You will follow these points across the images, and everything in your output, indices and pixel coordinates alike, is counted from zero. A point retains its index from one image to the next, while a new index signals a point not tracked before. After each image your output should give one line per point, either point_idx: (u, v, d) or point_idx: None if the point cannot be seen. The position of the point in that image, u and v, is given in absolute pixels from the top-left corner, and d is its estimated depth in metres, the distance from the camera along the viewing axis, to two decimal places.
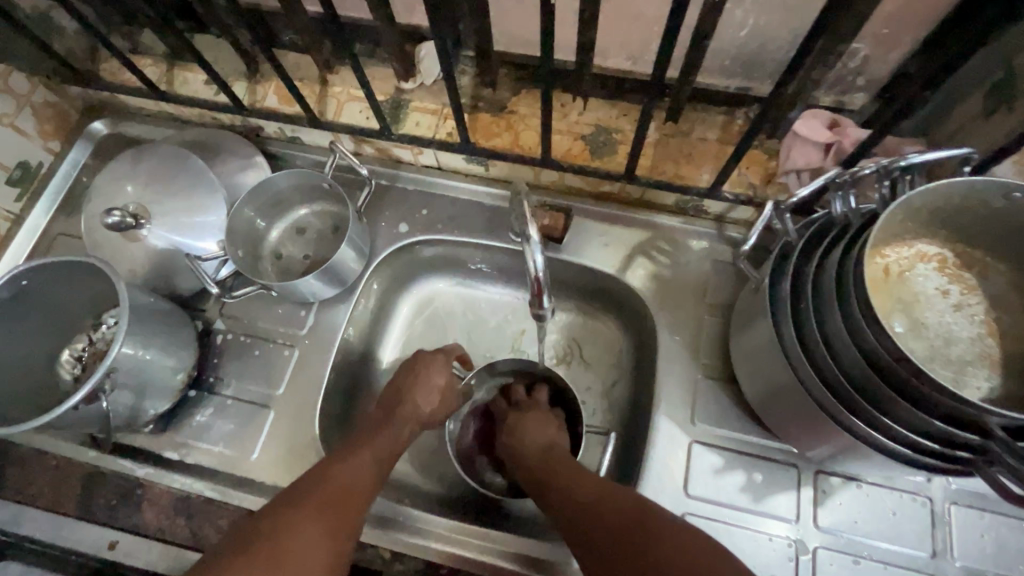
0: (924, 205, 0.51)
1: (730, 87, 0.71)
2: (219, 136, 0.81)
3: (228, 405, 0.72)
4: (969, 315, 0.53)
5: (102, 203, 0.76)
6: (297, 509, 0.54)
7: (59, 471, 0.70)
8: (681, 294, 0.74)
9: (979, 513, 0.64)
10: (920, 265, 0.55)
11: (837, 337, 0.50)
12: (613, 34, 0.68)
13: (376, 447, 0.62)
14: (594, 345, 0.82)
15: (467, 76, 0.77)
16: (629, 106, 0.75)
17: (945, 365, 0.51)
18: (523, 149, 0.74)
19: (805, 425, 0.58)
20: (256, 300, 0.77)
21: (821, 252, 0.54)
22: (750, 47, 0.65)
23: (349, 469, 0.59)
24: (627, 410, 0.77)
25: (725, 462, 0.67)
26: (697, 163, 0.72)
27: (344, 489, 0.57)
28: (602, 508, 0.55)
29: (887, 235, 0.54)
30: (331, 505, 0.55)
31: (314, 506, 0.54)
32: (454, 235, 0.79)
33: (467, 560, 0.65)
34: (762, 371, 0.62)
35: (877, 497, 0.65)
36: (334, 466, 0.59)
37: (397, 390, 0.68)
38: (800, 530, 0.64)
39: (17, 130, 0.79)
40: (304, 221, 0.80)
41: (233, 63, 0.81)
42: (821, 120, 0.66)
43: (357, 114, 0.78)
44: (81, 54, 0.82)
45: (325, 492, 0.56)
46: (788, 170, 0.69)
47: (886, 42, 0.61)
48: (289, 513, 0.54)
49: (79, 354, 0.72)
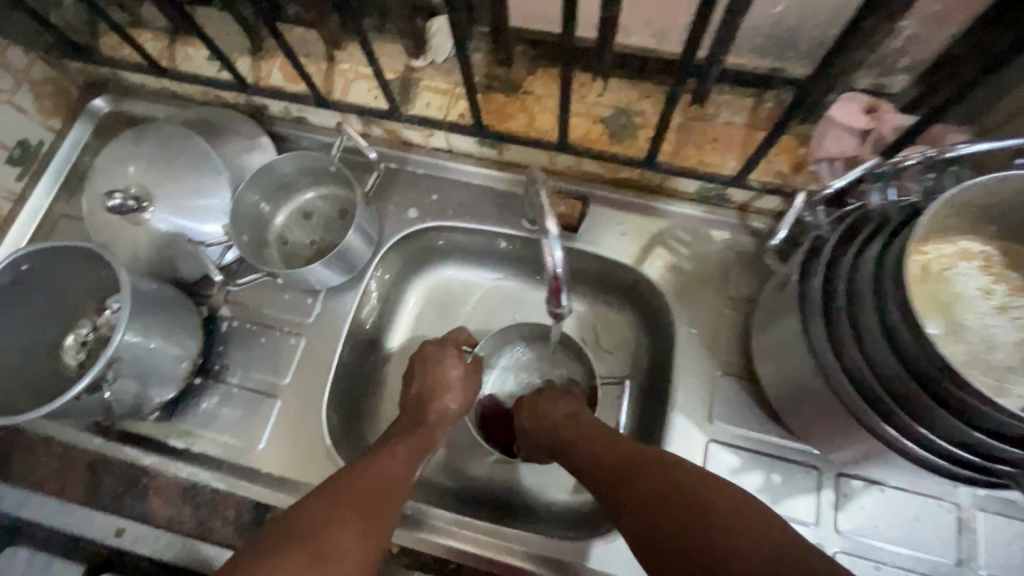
0: (970, 200, 0.48)
1: (762, 67, 0.67)
2: (222, 115, 0.78)
3: (234, 393, 0.71)
4: (1014, 318, 0.50)
5: (103, 184, 0.73)
6: (335, 500, 0.53)
7: (64, 458, 0.69)
8: (701, 288, 0.71)
9: (1008, 521, 0.61)
10: (962, 263, 0.51)
11: (872, 339, 0.47)
12: (638, 10, 0.64)
13: (410, 447, 0.62)
14: (607, 335, 0.80)
15: (480, 53, 0.73)
16: (652, 87, 0.71)
17: (986, 372, 0.48)
18: (538, 133, 0.71)
19: (830, 428, 0.56)
20: (262, 287, 0.75)
21: (857, 248, 0.51)
22: (784, 26, 0.61)
23: (377, 467, 0.58)
24: (641, 405, 0.75)
25: (742, 463, 0.65)
26: (723, 149, 0.68)
27: (375, 487, 0.56)
28: (641, 473, 0.52)
29: (928, 231, 0.50)
30: (365, 497, 0.54)
31: (347, 504, 0.53)
32: (464, 223, 0.76)
33: (482, 559, 0.64)
34: (785, 370, 0.59)
35: (901, 502, 0.62)
36: (367, 465, 0.57)
37: (420, 389, 0.68)
38: (819, 534, 0.62)
39: (16, 107, 0.76)
40: (310, 205, 0.78)
41: (236, 38, 0.78)
42: (859, 104, 0.63)
43: (364, 93, 0.75)
44: (80, 28, 0.79)
45: (358, 487, 0.55)
46: (820, 158, 0.65)
47: (935, 21, 0.56)
48: (325, 508, 0.52)
49: (83, 339, 0.70)
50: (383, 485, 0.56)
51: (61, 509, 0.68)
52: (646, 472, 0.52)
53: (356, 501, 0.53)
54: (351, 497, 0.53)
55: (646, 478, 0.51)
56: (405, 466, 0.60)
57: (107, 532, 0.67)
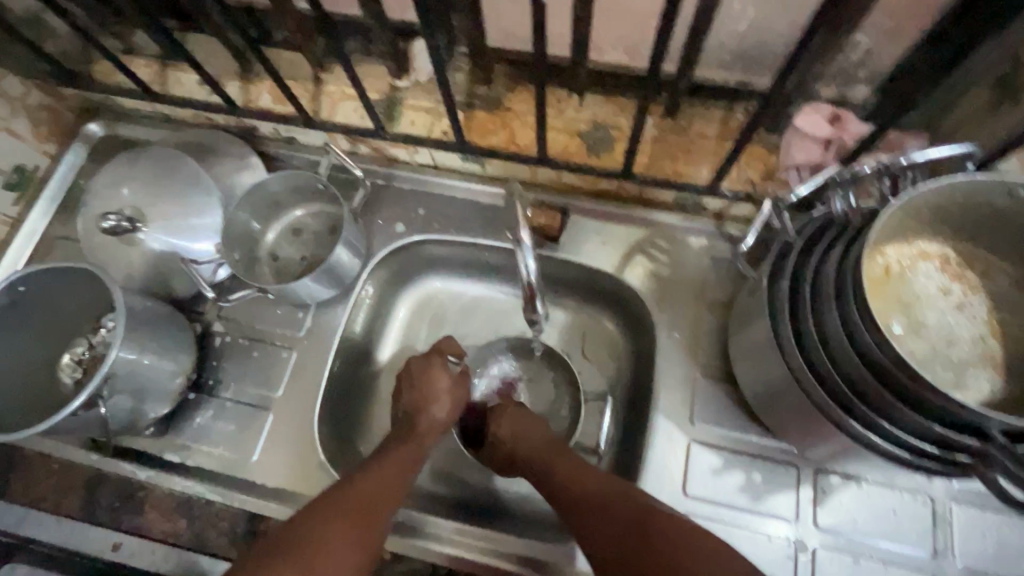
0: (923, 203, 0.50)
1: (731, 80, 0.70)
2: (214, 138, 0.81)
3: (228, 407, 0.73)
4: (971, 315, 0.52)
5: (98, 206, 0.76)
6: (330, 506, 0.55)
7: (64, 473, 0.71)
8: (680, 294, 0.73)
9: (982, 513, 0.63)
10: (921, 264, 0.53)
11: (835, 338, 0.50)
12: (609, 29, 0.67)
13: (400, 461, 0.63)
14: (593, 342, 0.82)
15: (462, 73, 0.76)
16: (626, 102, 0.74)
17: (946, 368, 0.50)
18: (518, 148, 0.74)
19: (804, 426, 0.57)
20: (254, 303, 0.77)
21: (821, 252, 0.53)
22: (748, 41, 0.64)
23: (375, 476, 0.60)
24: (626, 410, 0.77)
25: (723, 462, 0.67)
26: (696, 159, 0.71)
27: (372, 495, 0.57)
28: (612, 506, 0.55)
29: (887, 233, 0.52)
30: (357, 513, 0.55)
31: (339, 520, 0.54)
32: (450, 235, 0.78)
33: (476, 564, 0.66)
34: (759, 370, 0.61)
35: (878, 497, 0.64)
36: (357, 481, 0.58)
37: (411, 402, 0.69)
38: (800, 529, 0.64)
39: (12, 134, 0.79)
40: (299, 222, 0.80)
41: (225, 62, 0.81)
42: (822, 115, 0.66)
43: (351, 113, 0.77)
44: (75, 56, 0.82)
45: (354, 494, 0.57)
46: (789, 166, 0.68)
47: (889, 34, 0.59)
48: (317, 528, 0.52)
49: (78, 357, 0.69)
50: (378, 493, 0.58)
51: (55, 525, 0.69)
52: (622, 507, 0.54)
53: (348, 513, 0.55)
54: (347, 505, 0.55)
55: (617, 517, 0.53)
56: (400, 473, 0.62)
57: (103, 546, 0.68)
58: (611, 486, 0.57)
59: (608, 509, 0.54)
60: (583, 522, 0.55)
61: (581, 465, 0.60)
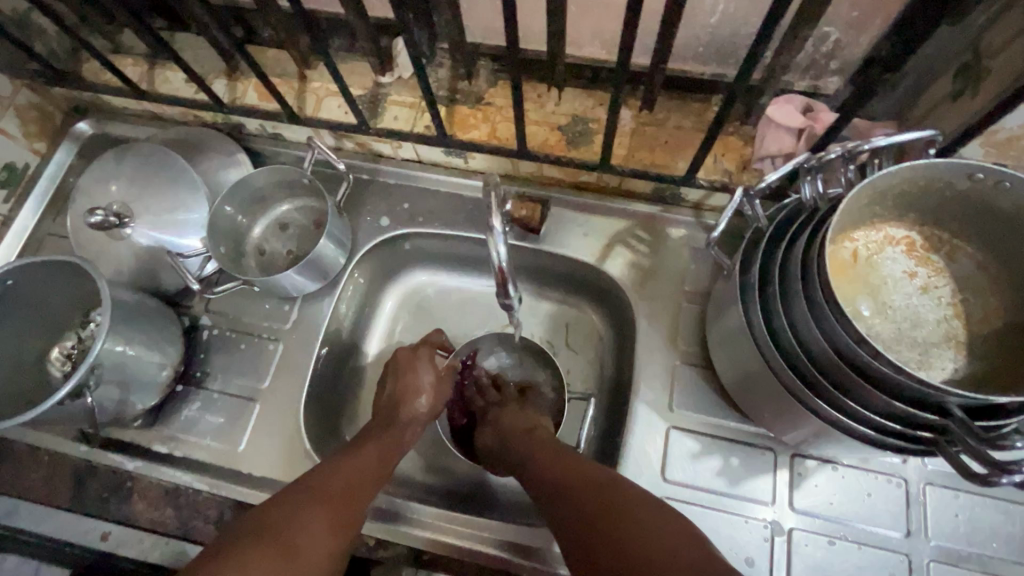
0: (887, 188, 0.51)
1: (706, 73, 0.71)
2: (201, 135, 0.82)
3: (215, 399, 0.74)
4: (935, 297, 0.54)
5: (86, 202, 0.77)
6: (307, 492, 0.56)
7: (51, 468, 0.72)
8: (660, 283, 0.74)
9: (954, 493, 0.64)
10: (888, 248, 0.55)
11: (801, 320, 0.51)
12: (585, 24, 0.68)
13: (381, 449, 0.64)
14: (576, 332, 0.83)
15: (444, 69, 0.78)
16: (605, 95, 0.75)
17: (911, 348, 0.52)
18: (499, 141, 0.75)
19: (776, 409, 0.59)
20: (241, 296, 0.78)
21: (789, 237, 0.54)
22: (721, 34, 0.65)
23: (354, 463, 0.61)
24: (607, 399, 0.78)
25: (702, 447, 0.68)
26: (673, 151, 0.72)
27: (348, 485, 0.58)
28: (590, 489, 0.53)
29: (854, 218, 0.54)
30: (336, 496, 0.56)
31: (319, 501, 0.55)
32: (435, 228, 0.80)
33: (460, 550, 0.67)
34: (734, 356, 0.62)
35: (853, 479, 0.66)
36: (339, 467, 0.59)
37: (397, 396, 0.70)
38: (777, 512, 0.65)
39: (2, 132, 0.80)
40: (286, 217, 0.81)
41: (213, 61, 0.82)
42: (795, 105, 0.67)
43: (335, 109, 0.79)
44: (63, 55, 0.83)
45: (327, 482, 0.57)
46: (763, 156, 0.69)
47: (857, 25, 0.61)
48: (295, 510, 0.53)
49: (68, 351, 0.72)
50: (353, 481, 0.59)
51: (44, 515, 0.72)
52: (595, 487, 0.53)
53: (327, 497, 0.56)
54: (323, 492, 0.56)
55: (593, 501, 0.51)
56: (378, 466, 0.62)
57: (93, 537, 0.71)
58: (586, 468, 0.56)
59: (587, 492, 0.53)
60: (555, 509, 0.54)
61: (556, 452, 0.60)
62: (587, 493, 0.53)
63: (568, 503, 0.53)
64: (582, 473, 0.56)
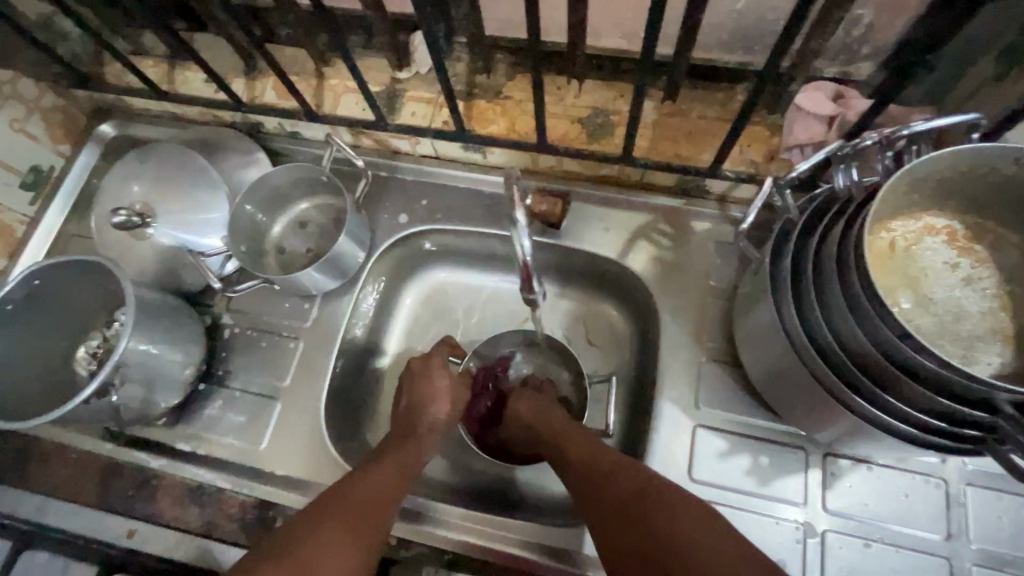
0: (928, 175, 0.49)
1: (731, 61, 0.69)
2: (220, 135, 0.82)
3: (237, 397, 0.74)
4: (979, 289, 0.51)
5: (109, 203, 0.78)
6: (322, 510, 0.55)
7: (77, 466, 0.73)
8: (684, 278, 0.73)
9: (997, 495, 0.62)
10: (928, 238, 0.52)
11: (838, 314, 0.49)
12: (606, 13, 0.67)
13: (399, 459, 0.63)
14: (599, 329, 0.82)
15: (461, 64, 0.77)
16: (627, 87, 0.74)
17: (954, 343, 0.49)
18: (518, 134, 0.74)
19: (811, 408, 0.57)
20: (261, 294, 0.79)
21: (823, 229, 0.52)
22: (747, 20, 0.63)
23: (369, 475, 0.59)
24: (631, 396, 0.76)
25: (730, 446, 0.66)
26: (697, 143, 0.71)
27: (364, 496, 0.57)
28: (637, 507, 0.52)
29: (892, 208, 0.52)
30: (353, 511, 0.55)
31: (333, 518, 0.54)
32: (453, 225, 0.79)
33: (482, 550, 0.66)
34: (763, 353, 0.61)
35: (889, 479, 0.63)
36: (353, 481, 0.58)
37: (412, 403, 0.69)
38: (809, 513, 0.63)
39: (27, 135, 0.81)
40: (304, 215, 0.81)
41: (230, 61, 0.82)
42: (824, 93, 0.65)
43: (353, 106, 0.78)
44: (86, 58, 0.84)
45: (347, 497, 0.56)
46: (791, 146, 0.67)
47: (890, 8, 0.59)
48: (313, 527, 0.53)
49: (94, 349, 0.73)
50: (370, 494, 0.57)
51: (71, 511, 0.71)
52: (632, 489, 0.53)
53: (345, 514, 0.55)
54: (339, 507, 0.55)
55: (648, 521, 0.50)
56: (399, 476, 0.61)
57: (118, 534, 0.69)
58: (621, 468, 0.56)
59: (637, 501, 0.52)
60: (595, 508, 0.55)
61: (589, 449, 0.60)
62: (644, 498, 0.52)
63: (610, 508, 0.53)
64: (624, 478, 0.55)
